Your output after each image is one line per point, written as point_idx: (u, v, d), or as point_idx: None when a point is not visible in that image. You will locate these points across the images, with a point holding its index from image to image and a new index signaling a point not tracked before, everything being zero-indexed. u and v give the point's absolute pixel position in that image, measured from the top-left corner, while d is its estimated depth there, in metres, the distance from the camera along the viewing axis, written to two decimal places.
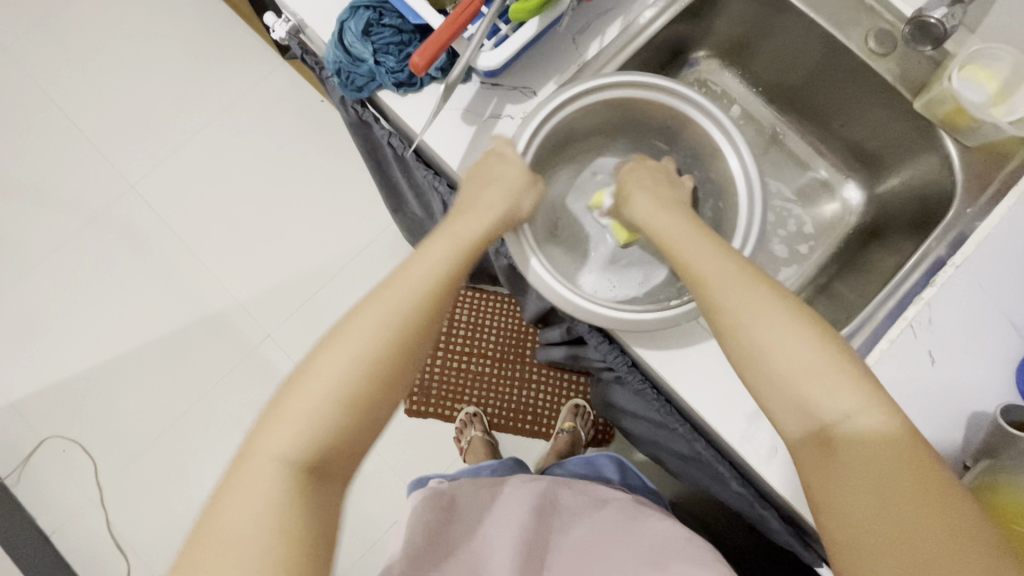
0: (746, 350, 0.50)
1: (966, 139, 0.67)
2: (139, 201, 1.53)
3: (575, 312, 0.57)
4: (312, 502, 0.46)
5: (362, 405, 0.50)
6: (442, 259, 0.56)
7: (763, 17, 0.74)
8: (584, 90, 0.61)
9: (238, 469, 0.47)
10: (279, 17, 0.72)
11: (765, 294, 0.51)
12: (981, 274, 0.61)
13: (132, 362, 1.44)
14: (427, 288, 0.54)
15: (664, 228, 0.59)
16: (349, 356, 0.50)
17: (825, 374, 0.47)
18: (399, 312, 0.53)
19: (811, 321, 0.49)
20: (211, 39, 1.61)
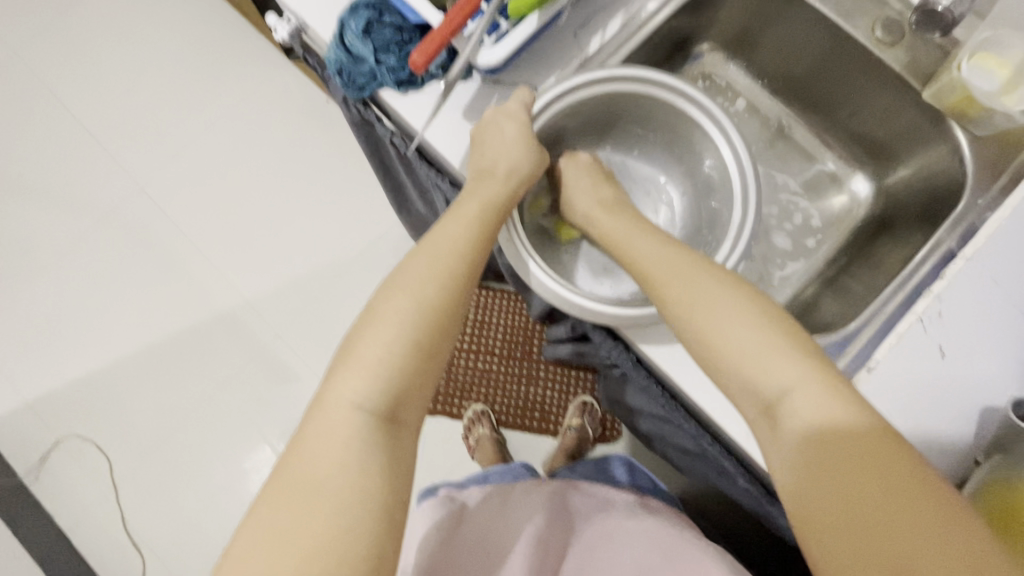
0: (702, 342, 0.50)
1: (976, 128, 0.65)
2: (150, 202, 1.54)
3: (576, 312, 0.57)
4: (388, 468, 0.45)
5: (416, 371, 0.49)
6: (465, 243, 0.55)
7: (766, 7, 0.73)
8: (576, 85, 0.60)
9: (301, 449, 0.45)
10: (281, 19, 0.72)
11: (711, 282, 0.52)
12: (991, 267, 0.61)
13: (145, 362, 1.46)
14: (451, 279, 0.53)
15: (612, 226, 0.62)
16: (393, 322, 0.50)
17: (770, 356, 0.47)
18: (438, 278, 0.52)
19: (753, 303, 0.50)
20: (216, 41, 1.62)
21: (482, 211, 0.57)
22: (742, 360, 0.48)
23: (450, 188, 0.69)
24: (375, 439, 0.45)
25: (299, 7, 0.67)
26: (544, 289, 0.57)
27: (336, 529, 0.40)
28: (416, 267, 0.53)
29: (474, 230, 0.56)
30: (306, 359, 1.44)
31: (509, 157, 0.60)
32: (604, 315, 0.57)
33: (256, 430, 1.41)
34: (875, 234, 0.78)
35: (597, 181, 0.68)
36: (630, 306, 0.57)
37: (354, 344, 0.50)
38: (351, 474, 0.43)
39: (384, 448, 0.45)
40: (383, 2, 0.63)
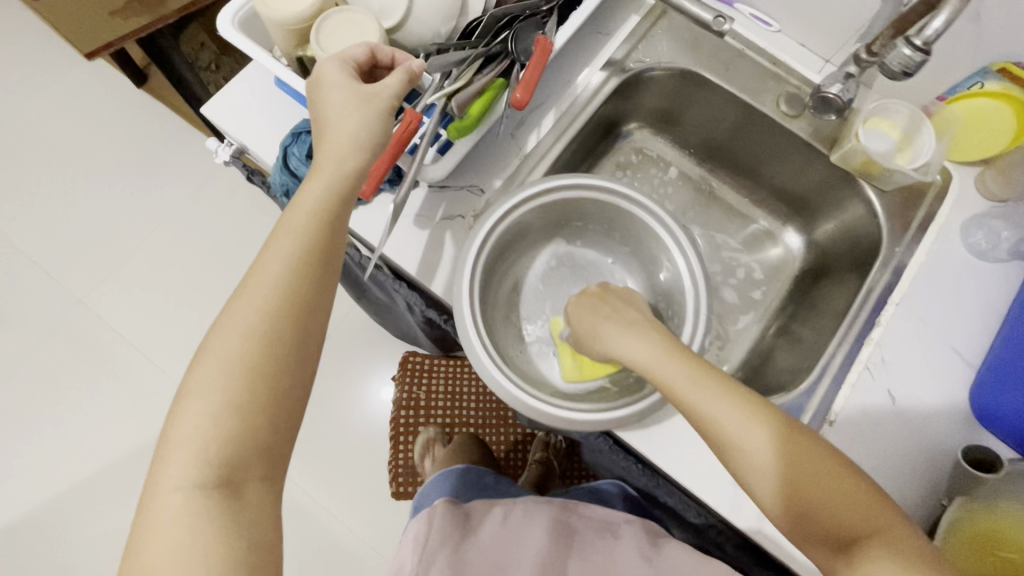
0: (767, 492, 0.47)
1: (884, 184, 0.72)
2: (89, 315, 1.47)
3: (540, 417, 0.56)
4: (224, 532, 0.43)
5: (248, 427, 0.46)
6: (294, 255, 0.50)
7: (683, 89, 0.80)
8: (520, 200, 0.60)
9: (142, 537, 0.43)
10: (222, 142, 0.73)
11: (780, 435, 0.48)
12: (919, 309, 0.68)
13: (95, 487, 1.35)
14: (276, 297, 0.49)
15: (651, 352, 0.53)
16: (211, 387, 0.46)
17: (842, 495, 0.46)
18: (252, 325, 0.48)
19: (810, 442, 0.48)
20: (151, 141, 1.59)
21: (300, 235, 0.50)
22: (823, 511, 0.46)
23: (410, 292, 0.73)
24: (210, 508, 0.43)
25: (239, 134, 0.68)
26: (505, 392, 0.56)
27: None
28: (244, 295, 0.49)
29: (289, 263, 0.49)
30: None
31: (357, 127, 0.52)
32: (571, 421, 0.55)
33: None
34: (813, 281, 0.83)
35: (617, 307, 0.59)
36: (586, 411, 0.56)
37: (178, 415, 0.46)
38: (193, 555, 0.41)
39: (218, 512, 0.43)
40: None
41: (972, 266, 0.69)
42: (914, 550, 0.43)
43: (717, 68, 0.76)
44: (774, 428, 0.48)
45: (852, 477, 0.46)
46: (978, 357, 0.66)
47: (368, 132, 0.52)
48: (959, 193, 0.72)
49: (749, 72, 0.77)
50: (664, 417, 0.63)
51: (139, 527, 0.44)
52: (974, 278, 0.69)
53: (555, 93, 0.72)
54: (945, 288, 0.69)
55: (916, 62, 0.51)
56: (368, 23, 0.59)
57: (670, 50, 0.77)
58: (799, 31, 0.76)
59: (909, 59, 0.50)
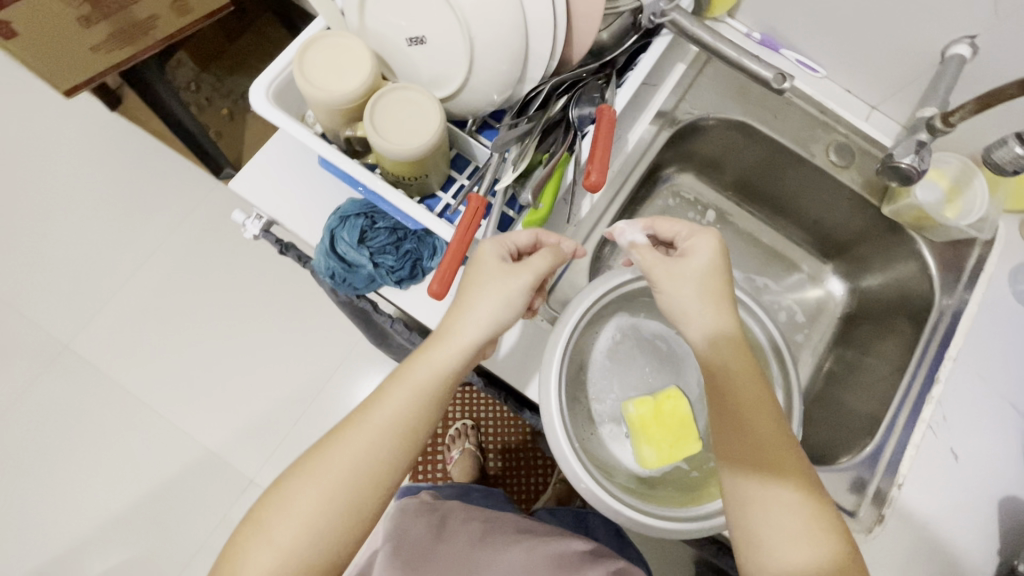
0: (734, 492, 0.46)
1: (934, 235, 0.72)
2: (78, 361, 1.38)
3: (631, 525, 0.53)
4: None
5: (319, 550, 0.46)
6: (408, 405, 0.50)
7: (730, 137, 0.77)
8: (604, 290, 0.58)
9: None
10: (250, 215, 0.68)
11: (772, 454, 0.46)
12: (976, 364, 0.68)
13: (102, 543, 1.29)
14: (386, 437, 0.49)
15: (702, 319, 0.50)
16: (294, 509, 0.47)
17: (802, 540, 0.43)
18: (346, 468, 0.48)
19: (803, 487, 0.44)
20: (125, 166, 1.46)
21: (421, 387, 0.51)
22: (774, 536, 0.43)
23: None
24: None
25: (275, 213, 0.62)
26: (596, 498, 0.53)
27: None
28: (364, 420, 0.49)
29: (394, 414, 0.50)
30: None
31: (502, 302, 0.52)
32: (670, 529, 0.53)
33: None
34: (852, 325, 0.82)
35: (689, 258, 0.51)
36: (683, 513, 0.54)
37: (274, 503, 0.48)
38: None
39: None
40: (374, 208, 0.60)
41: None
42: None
43: (767, 118, 0.74)
44: (777, 445, 0.46)
45: (827, 532, 0.43)
46: None
47: (506, 309, 0.52)
48: (1005, 241, 0.72)
49: (797, 120, 0.75)
50: None
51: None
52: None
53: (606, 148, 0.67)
54: (999, 341, 0.69)
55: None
56: (425, 100, 0.54)
57: (718, 99, 0.74)
58: (844, 77, 0.75)
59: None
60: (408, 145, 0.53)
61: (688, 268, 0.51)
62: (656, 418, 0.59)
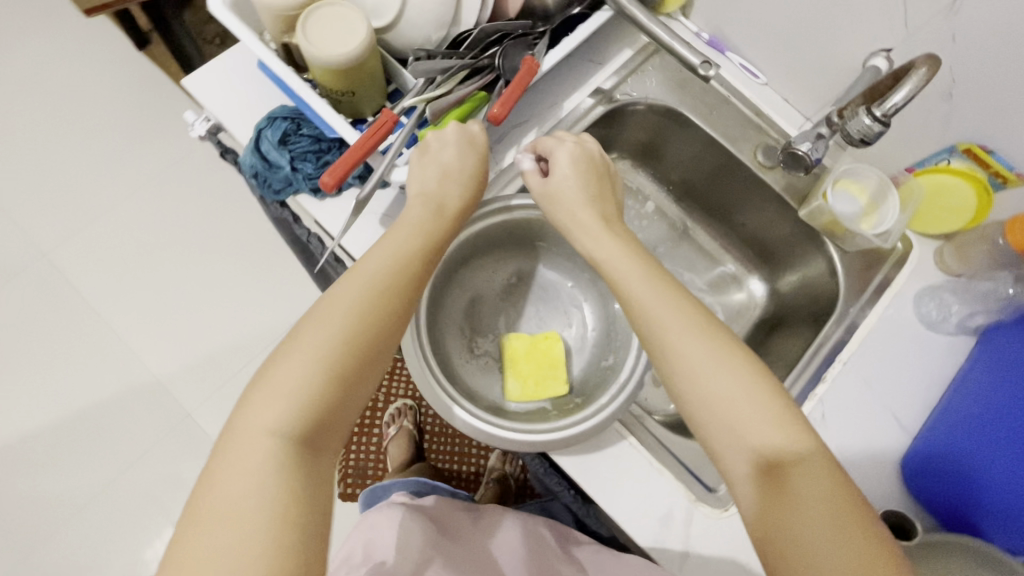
0: (692, 395, 0.47)
1: (846, 245, 0.74)
2: (52, 271, 1.43)
3: (460, 428, 0.55)
4: (304, 499, 0.41)
5: (345, 381, 0.46)
6: (412, 246, 0.53)
7: (665, 125, 0.81)
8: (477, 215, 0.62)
9: (217, 472, 0.41)
10: (199, 116, 0.72)
11: (715, 350, 0.48)
12: (866, 373, 0.69)
13: (34, 447, 1.31)
14: (398, 270, 0.51)
15: (591, 233, 0.57)
16: (311, 354, 0.45)
17: (765, 412, 0.45)
18: (354, 307, 0.48)
19: (746, 360, 0.47)
20: (141, 101, 1.55)
21: (420, 231, 0.54)
22: (744, 419, 0.45)
23: None
24: (289, 464, 0.41)
25: (217, 111, 0.67)
26: (431, 395, 0.55)
27: (251, 552, 0.37)
28: (377, 258, 0.51)
29: (402, 262, 0.52)
30: None
31: (461, 180, 0.58)
32: (499, 439, 0.55)
33: (161, 519, 1.29)
34: (771, 331, 0.85)
35: (571, 174, 0.60)
36: (515, 427, 0.56)
37: (285, 354, 0.45)
38: (269, 491, 0.40)
39: (299, 478, 0.41)
40: (301, 115, 0.64)
41: (922, 338, 0.71)
42: (838, 488, 0.42)
43: (703, 112, 0.78)
44: (711, 334, 0.49)
45: (789, 413, 0.45)
46: (917, 426, 0.67)
47: (471, 162, 0.59)
48: (917, 261, 0.73)
49: (732, 118, 0.78)
50: (598, 450, 0.63)
51: (225, 445, 0.43)
52: (923, 351, 0.70)
53: (539, 114, 0.73)
54: (892, 352, 0.70)
55: (875, 132, 0.53)
56: (355, 17, 0.58)
57: (656, 87, 0.78)
58: (782, 85, 0.78)
59: (867, 128, 0.53)
60: (330, 50, 0.57)
61: (563, 189, 0.59)
62: (525, 353, 0.63)
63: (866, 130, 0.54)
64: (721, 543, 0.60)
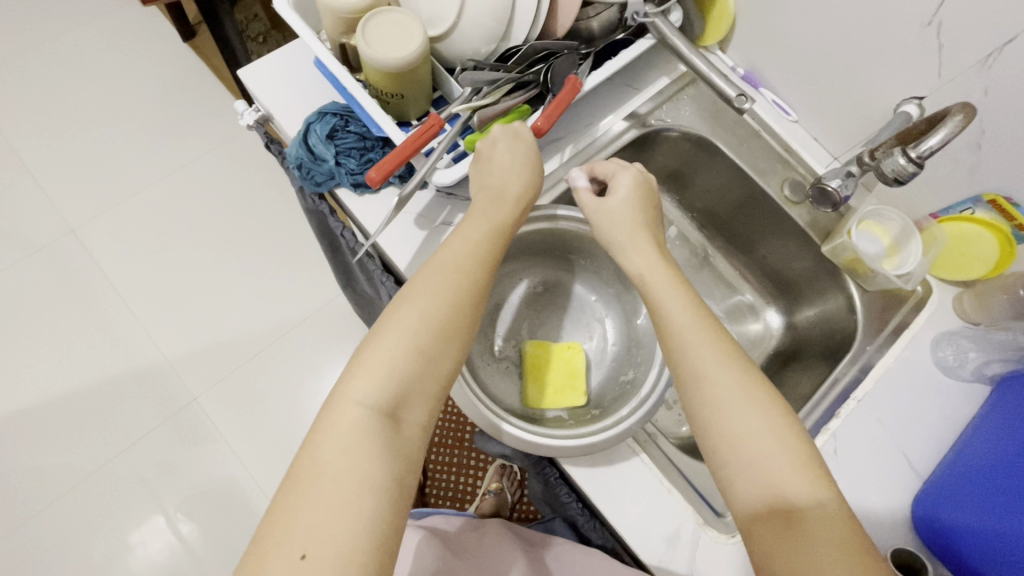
0: (716, 427, 0.48)
1: (866, 284, 0.75)
2: (76, 247, 1.45)
3: (486, 427, 0.56)
4: (388, 466, 0.44)
5: (421, 366, 0.49)
6: (481, 243, 0.56)
7: (695, 154, 0.83)
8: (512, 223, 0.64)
9: (311, 440, 0.45)
10: (250, 106, 0.74)
11: (745, 386, 0.49)
12: (880, 412, 0.69)
13: (39, 418, 1.32)
14: (470, 265, 0.54)
15: (642, 260, 0.57)
16: (401, 335, 0.49)
17: (785, 453, 0.46)
18: (429, 295, 0.51)
19: (772, 401, 0.48)
20: (181, 92, 1.60)
21: (490, 231, 0.57)
22: (764, 456, 0.46)
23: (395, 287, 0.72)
24: (374, 435, 0.45)
25: (269, 103, 0.70)
26: (458, 393, 0.57)
27: (344, 512, 0.41)
28: (453, 252, 0.55)
29: (477, 252, 0.55)
30: (223, 428, 1.34)
31: (515, 173, 0.59)
32: (520, 441, 0.56)
33: (154, 502, 1.28)
34: (785, 363, 0.85)
35: (635, 199, 0.60)
36: (537, 431, 0.57)
37: (374, 339, 0.49)
38: (357, 458, 0.43)
39: (386, 447, 0.45)
40: (350, 112, 0.67)
41: (938, 382, 0.71)
42: (853, 542, 0.42)
43: (733, 143, 0.80)
44: (739, 372, 0.50)
45: (814, 461, 0.46)
46: (929, 471, 0.67)
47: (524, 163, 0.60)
48: (936, 306, 0.74)
49: (761, 151, 0.80)
50: (610, 462, 0.63)
51: (323, 416, 0.46)
52: (938, 396, 0.70)
53: (576, 132, 0.76)
54: (907, 394, 0.70)
55: (909, 172, 0.55)
56: (414, 26, 0.61)
57: (690, 116, 0.81)
58: (813, 123, 0.79)
59: (901, 167, 0.54)
60: (387, 54, 0.59)
61: (620, 212, 0.60)
62: (552, 360, 0.64)
63: (900, 170, 0.55)
64: (727, 569, 0.60)
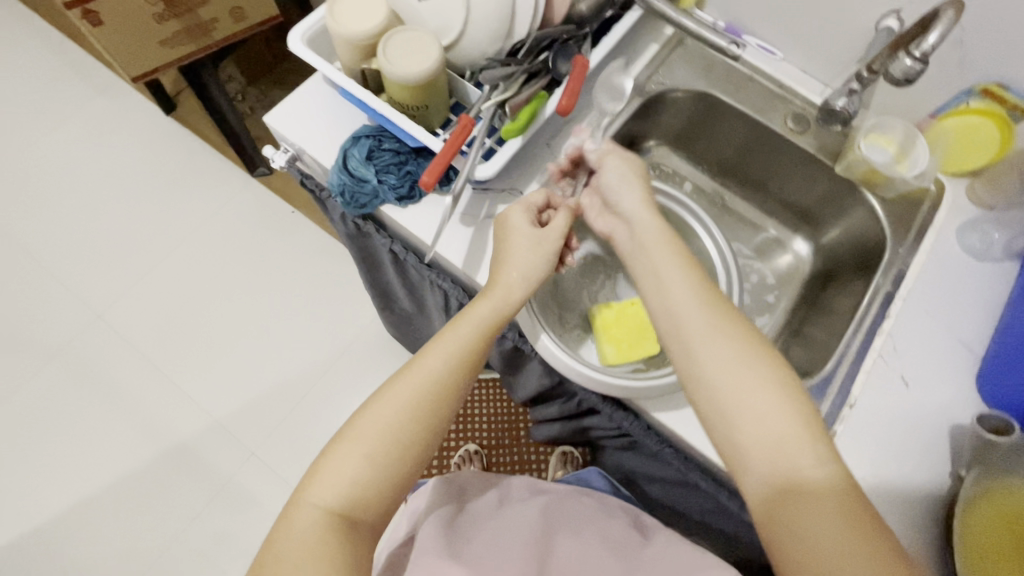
0: (717, 402, 0.52)
1: (885, 192, 0.79)
2: (106, 332, 1.48)
3: (577, 376, 0.63)
4: (340, 570, 0.49)
5: (379, 473, 0.53)
6: (462, 349, 0.58)
7: (697, 110, 0.88)
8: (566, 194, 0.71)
9: (280, 532, 0.52)
10: (278, 149, 0.78)
11: (744, 358, 0.52)
12: (926, 305, 0.73)
13: (106, 503, 1.34)
14: (443, 374, 0.57)
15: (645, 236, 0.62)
16: (363, 444, 0.54)
17: (785, 428, 0.49)
18: (399, 408, 0.55)
19: (771, 376, 0.51)
20: (176, 163, 1.64)
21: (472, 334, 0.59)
22: (763, 431, 0.49)
23: (463, 294, 0.75)
24: (331, 538, 0.50)
25: (301, 141, 0.74)
26: (547, 351, 0.64)
27: None
28: (431, 359, 0.58)
29: (454, 361, 0.58)
30: (286, 475, 1.36)
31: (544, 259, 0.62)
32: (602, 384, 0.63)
33: (235, 560, 1.30)
34: (820, 286, 0.90)
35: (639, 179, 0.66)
36: (615, 375, 0.63)
37: (338, 441, 0.55)
38: (310, 558, 0.49)
39: (340, 551, 0.50)
40: (381, 132, 0.71)
41: (972, 266, 0.75)
42: (857, 519, 0.44)
43: (731, 91, 0.85)
44: (739, 348, 0.53)
45: (813, 428, 0.49)
46: (982, 348, 0.71)
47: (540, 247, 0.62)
48: (953, 199, 0.79)
49: (758, 93, 0.85)
50: None
51: (293, 503, 0.53)
52: (975, 279, 0.75)
53: (585, 111, 0.80)
54: (947, 286, 0.74)
55: (916, 71, 0.59)
56: (428, 40, 0.66)
57: (685, 74, 0.85)
58: (799, 57, 0.84)
59: (908, 67, 0.59)
60: (409, 70, 0.63)
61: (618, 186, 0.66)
62: (617, 318, 0.68)
63: (908, 70, 0.59)
64: None
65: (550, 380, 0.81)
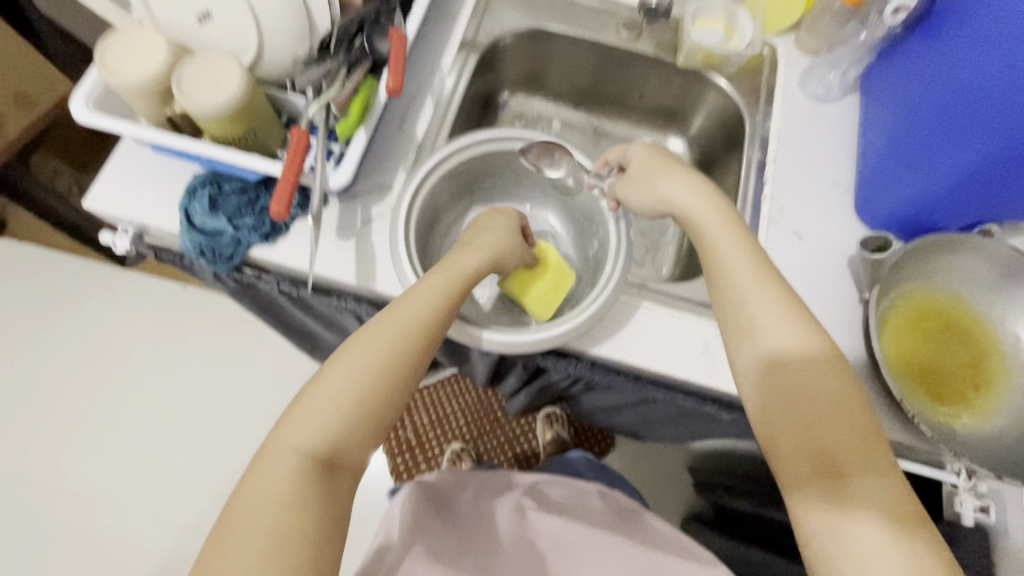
0: (730, 310, 0.55)
1: (727, 69, 0.82)
2: (22, 491, 1.30)
3: (500, 347, 0.62)
4: (319, 510, 0.45)
5: (360, 419, 0.49)
6: (438, 300, 0.55)
7: (535, 48, 0.87)
8: (427, 171, 0.68)
9: (248, 479, 0.46)
10: (115, 232, 0.69)
11: (760, 279, 0.54)
12: (794, 158, 0.78)
13: None
14: (423, 322, 0.53)
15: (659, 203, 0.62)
16: (345, 384, 0.49)
17: (795, 330, 0.51)
18: (375, 354, 0.50)
19: (784, 292, 0.53)
20: (31, 285, 1.45)
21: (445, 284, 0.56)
22: (773, 333, 0.52)
23: (370, 308, 0.70)
24: (311, 481, 0.46)
25: (136, 215, 0.66)
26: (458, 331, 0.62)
27: (258, 555, 0.42)
28: (410, 304, 0.53)
29: (435, 308, 0.54)
30: None
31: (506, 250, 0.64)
32: (523, 345, 0.62)
33: None
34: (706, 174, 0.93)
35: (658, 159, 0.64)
36: (533, 331, 0.63)
37: (317, 382, 0.50)
38: (284, 499, 0.44)
39: (320, 494, 0.45)
40: (217, 175, 0.65)
41: (820, 110, 0.80)
42: (844, 396, 0.48)
43: (560, 19, 0.84)
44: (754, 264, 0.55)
45: (811, 327, 0.52)
46: (851, 179, 0.77)
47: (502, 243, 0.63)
48: (785, 54, 0.83)
49: (584, 12, 0.85)
50: (622, 326, 0.68)
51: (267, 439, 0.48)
52: (826, 119, 0.80)
53: (422, 83, 0.76)
54: (806, 134, 0.79)
55: None
56: (223, 61, 0.59)
57: (510, 16, 0.84)
58: None
59: None
60: (215, 102, 0.57)
61: (638, 168, 0.64)
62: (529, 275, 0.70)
63: None
64: None
65: (490, 358, 0.80)
